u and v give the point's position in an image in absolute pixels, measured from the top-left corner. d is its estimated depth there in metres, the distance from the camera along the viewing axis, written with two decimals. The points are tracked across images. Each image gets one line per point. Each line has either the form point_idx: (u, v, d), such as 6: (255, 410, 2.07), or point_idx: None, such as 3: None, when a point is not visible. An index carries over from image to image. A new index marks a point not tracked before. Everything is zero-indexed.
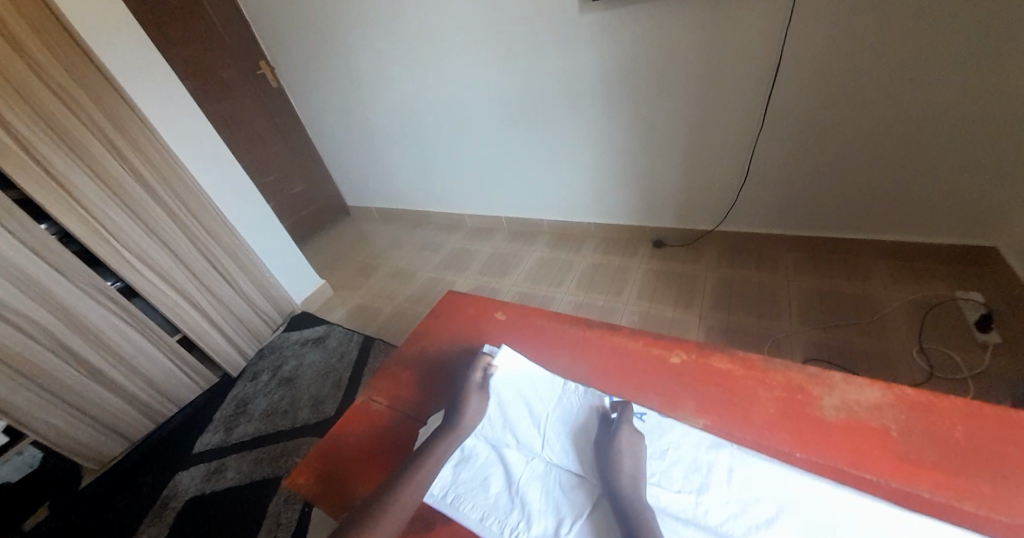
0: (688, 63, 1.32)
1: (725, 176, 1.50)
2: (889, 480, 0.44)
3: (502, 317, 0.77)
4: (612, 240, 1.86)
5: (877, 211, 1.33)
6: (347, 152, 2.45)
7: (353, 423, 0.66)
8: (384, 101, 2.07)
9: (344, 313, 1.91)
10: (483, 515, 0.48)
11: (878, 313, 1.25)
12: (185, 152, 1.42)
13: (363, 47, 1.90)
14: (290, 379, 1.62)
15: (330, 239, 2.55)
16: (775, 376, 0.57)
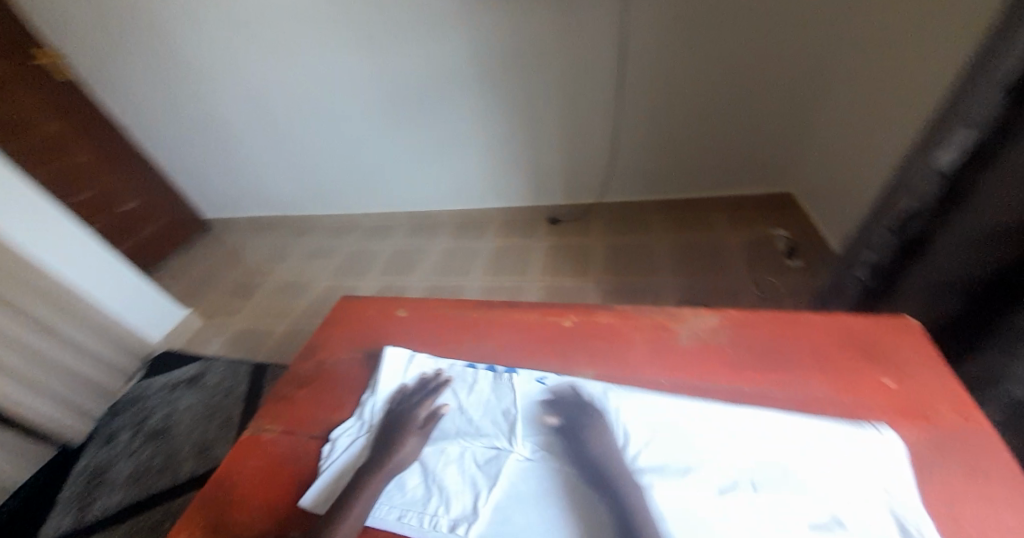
0: (550, 50, 1.43)
1: (600, 146, 1.64)
2: (746, 386, 0.49)
3: (393, 319, 0.74)
4: (512, 222, 1.90)
5: (716, 164, 1.60)
6: (195, 157, 2.10)
7: (248, 458, 0.58)
8: (234, 91, 1.81)
9: (223, 343, 1.66)
10: (400, 513, 0.45)
11: (724, 257, 1.49)
12: None
13: (196, 30, 1.65)
14: (162, 431, 1.36)
15: (190, 262, 2.17)
16: (642, 319, 0.61)
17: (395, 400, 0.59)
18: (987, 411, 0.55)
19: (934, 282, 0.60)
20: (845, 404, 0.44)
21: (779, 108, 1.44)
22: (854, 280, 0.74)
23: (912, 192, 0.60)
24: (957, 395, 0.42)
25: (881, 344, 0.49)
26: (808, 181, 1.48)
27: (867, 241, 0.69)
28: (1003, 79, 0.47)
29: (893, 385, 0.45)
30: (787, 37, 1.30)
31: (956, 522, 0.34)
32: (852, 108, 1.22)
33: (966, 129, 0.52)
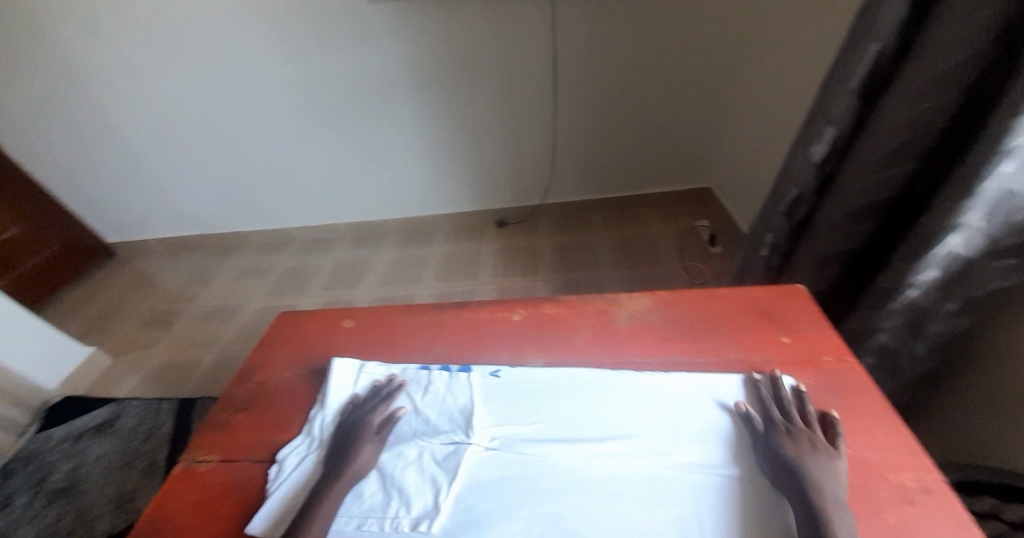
0: (483, 57, 1.48)
1: (537, 151, 1.71)
2: (678, 356, 0.55)
3: (341, 329, 0.73)
4: (458, 228, 1.90)
5: (643, 164, 1.73)
6: (94, 175, 1.88)
7: (179, 494, 0.53)
8: (140, 101, 1.65)
9: (141, 379, 1.49)
10: (359, 521, 0.44)
11: (658, 249, 1.61)
12: None
13: (89, 33, 1.49)
14: (68, 488, 1.19)
15: (94, 293, 1.92)
16: (585, 306, 0.66)
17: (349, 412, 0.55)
18: (865, 360, 0.64)
19: (819, 255, 0.69)
20: (756, 361, 0.51)
21: (694, 110, 1.59)
22: (759, 259, 0.83)
23: (797, 178, 0.69)
24: (837, 345, 0.51)
25: (783, 311, 0.57)
26: (722, 177, 1.65)
27: (766, 223, 0.78)
28: (857, 79, 0.56)
29: (788, 342, 0.53)
30: (695, 45, 1.45)
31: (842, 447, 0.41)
32: (751, 109, 1.38)
33: (833, 122, 0.61)
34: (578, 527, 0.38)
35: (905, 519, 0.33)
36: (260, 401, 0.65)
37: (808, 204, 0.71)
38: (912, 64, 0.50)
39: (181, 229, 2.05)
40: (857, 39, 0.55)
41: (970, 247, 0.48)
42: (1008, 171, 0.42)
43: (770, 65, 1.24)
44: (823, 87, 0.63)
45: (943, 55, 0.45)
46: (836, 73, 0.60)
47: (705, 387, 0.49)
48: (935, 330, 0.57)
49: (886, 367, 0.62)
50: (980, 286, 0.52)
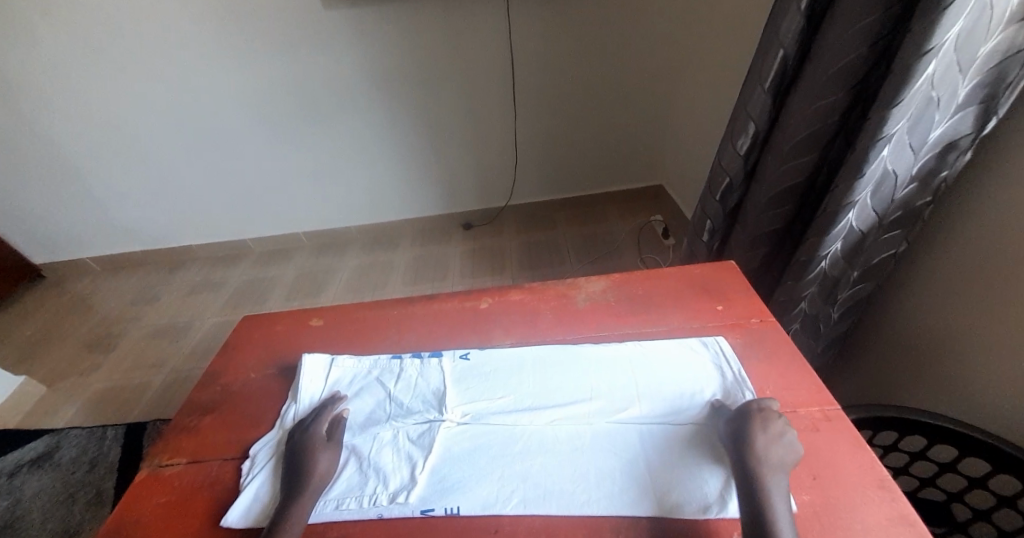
0: (441, 65, 1.51)
1: (498, 155, 1.75)
2: (632, 328, 0.61)
3: (310, 327, 0.74)
4: (424, 232, 1.91)
5: (599, 165, 1.81)
6: (19, 190, 1.74)
7: (143, 499, 0.52)
8: (74, 109, 1.56)
9: (85, 405, 1.40)
10: (338, 501, 0.46)
11: (617, 244, 1.69)
12: None
13: (11, 38, 1.39)
14: (3, 529, 1.10)
15: (23, 318, 1.78)
16: (548, 291, 0.70)
17: (302, 423, 0.54)
18: (792, 327, 0.76)
19: (750, 237, 0.78)
20: (697, 327, 0.59)
21: (642, 113, 1.69)
22: (702, 244, 0.91)
23: (728, 168, 0.78)
24: (760, 309, 0.60)
25: (720, 285, 0.65)
26: (671, 174, 1.76)
27: (705, 211, 0.87)
28: (769, 80, 0.65)
29: (722, 308, 0.61)
30: (642, 53, 1.54)
31: (763, 393, 0.48)
32: (692, 111, 1.49)
33: (754, 118, 0.70)
34: (546, 481, 0.43)
35: (810, 442, 0.42)
36: (228, 401, 0.64)
37: (738, 192, 0.80)
38: (810, 68, 0.58)
39: (125, 244, 1.93)
40: (767, 47, 0.65)
41: (864, 222, 0.58)
42: (886, 156, 0.52)
43: (706, 72, 1.34)
44: (743, 88, 0.72)
45: (832, 61, 0.54)
46: (752, 76, 0.69)
47: (645, 349, 0.56)
48: (845, 295, 0.67)
49: (809, 330, 0.74)
50: (874, 255, 0.63)
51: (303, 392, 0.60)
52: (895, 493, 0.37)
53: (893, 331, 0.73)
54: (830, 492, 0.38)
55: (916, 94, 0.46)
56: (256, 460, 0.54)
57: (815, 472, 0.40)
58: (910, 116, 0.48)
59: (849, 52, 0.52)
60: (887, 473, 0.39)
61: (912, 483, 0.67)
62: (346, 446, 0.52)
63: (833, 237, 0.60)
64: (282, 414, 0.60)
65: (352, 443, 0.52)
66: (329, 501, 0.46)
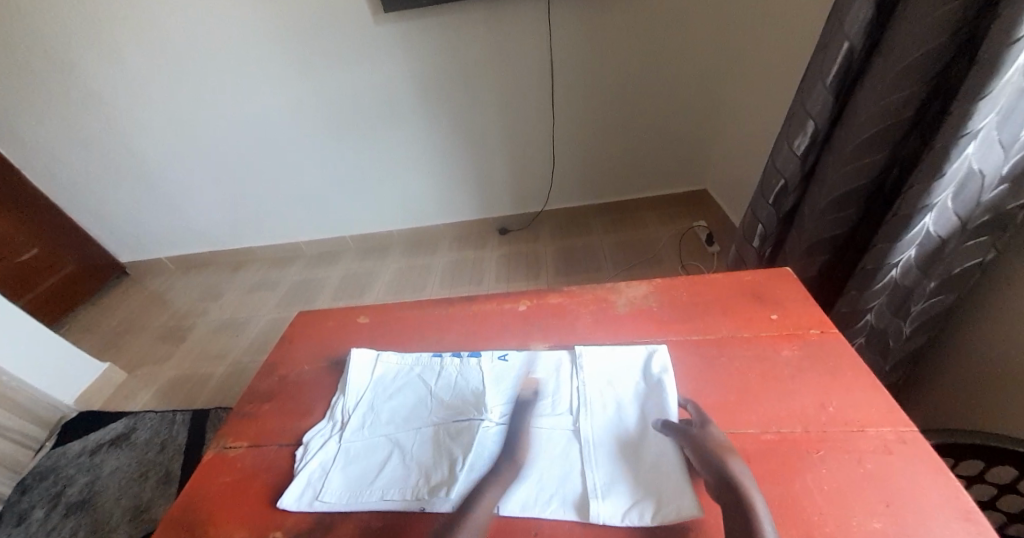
0: (482, 75, 1.54)
1: (538, 161, 1.76)
2: (675, 336, 0.59)
3: (356, 324, 0.77)
4: (462, 236, 1.95)
5: (640, 170, 1.77)
6: (109, 196, 1.95)
7: (212, 477, 0.57)
8: (155, 124, 1.73)
9: (157, 392, 1.54)
10: (383, 492, 0.48)
11: (656, 249, 1.65)
12: None
13: (107, 62, 1.57)
14: (85, 501, 1.22)
15: (109, 310, 1.99)
16: (586, 295, 0.70)
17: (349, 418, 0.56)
18: (855, 340, 0.71)
19: (807, 243, 0.73)
20: (746, 337, 0.56)
21: (687, 116, 1.63)
22: (752, 250, 0.87)
23: (783, 170, 0.74)
24: (819, 319, 0.56)
25: (775, 296, 0.61)
26: (717, 178, 1.69)
27: (757, 216, 0.82)
28: (832, 75, 0.61)
29: (776, 317, 0.58)
30: (689, 53, 1.49)
31: (824, 408, 0.45)
32: (742, 112, 1.42)
33: (813, 116, 0.66)
34: (584, 483, 0.43)
35: (878, 464, 0.39)
36: (284, 390, 0.68)
37: (795, 194, 0.76)
38: (881, 60, 0.54)
39: (194, 246, 2.12)
40: (830, 39, 0.61)
41: (943, 227, 0.53)
42: (971, 154, 0.47)
43: (758, 71, 1.28)
44: (801, 84, 0.68)
45: (905, 52, 0.50)
46: (812, 71, 0.65)
47: (560, 363, 0.58)
48: (918, 308, 0.62)
49: (876, 345, 0.69)
50: (956, 263, 0.57)
51: (350, 389, 0.62)
52: (982, 526, 0.33)
53: (975, 350, 0.66)
54: (903, 520, 0.35)
55: (1008, 86, 0.42)
56: (308, 450, 0.56)
57: (887, 497, 0.36)
58: (1000, 110, 0.44)
59: (926, 41, 0.48)
60: (972, 502, 0.35)
61: (998, 518, 0.60)
62: (390, 439, 0.54)
63: (905, 243, 0.55)
64: (331, 408, 0.62)
65: (396, 439, 0.54)
66: (377, 493, 0.48)
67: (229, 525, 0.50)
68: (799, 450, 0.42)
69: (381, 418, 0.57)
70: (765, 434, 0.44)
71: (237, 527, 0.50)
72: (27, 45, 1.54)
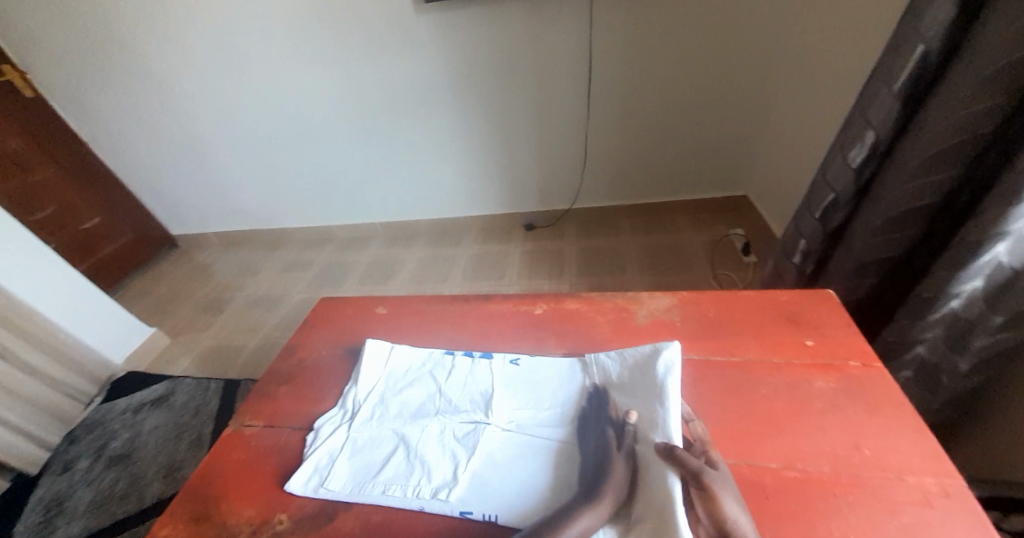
0: (520, 67, 1.52)
1: (571, 158, 1.72)
2: (697, 354, 0.56)
3: (374, 315, 0.78)
4: (489, 230, 1.95)
5: (677, 172, 1.70)
6: (161, 172, 2.07)
7: (228, 453, 0.58)
8: (204, 105, 1.80)
9: (193, 360, 1.62)
10: (385, 486, 0.47)
11: (687, 255, 1.59)
12: None
13: (163, 44, 1.65)
14: (126, 455, 1.31)
15: (156, 280, 2.12)
16: (605, 303, 0.68)
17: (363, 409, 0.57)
18: (901, 373, 0.65)
19: (856, 263, 0.69)
20: (775, 363, 0.52)
21: (731, 117, 1.55)
22: (793, 266, 0.83)
23: (835, 183, 0.69)
24: (860, 349, 0.52)
25: (812, 321, 0.57)
26: (759, 185, 1.60)
27: (802, 229, 0.78)
28: (900, 82, 0.56)
29: (812, 344, 0.54)
30: (739, 50, 1.41)
31: (858, 449, 0.41)
32: (793, 115, 1.33)
33: (875, 126, 0.61)
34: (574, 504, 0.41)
35: (917, 518, 0.35)
36: (300, 375, 0.70)
37: (846, 209, 0.71)
38: (959, 68, 0.49)
39: (235, 224, 2.21)
40: (902, 42, 0.56)
41: (1018, 258, 0.48)
42: None
43: (814, 70, 1.19)
44: (865, 90, 0.63)
45: (989, 59, 0.45)
46: (879, 77, 0.60)
47: (568, 372, 0.56)
48: (980, 346, 0.56)
49: (925, 380, 0.63)
50: None
51: (364, 378, 0.63)
52: None
53: None
54: None
55: None
56: (319, 436, 0.57)
57: None
58: None
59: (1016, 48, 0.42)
60: None
61: None
62: (396, 433, 0.54)
63: (971, 272, 0.50)
64: (344, 396, 0.63)
65: (403, 434, 0.53)
66: (380, 487, 0.48)
67: (240, 502, 0.52)
68: (825, 493, 0.38)
69: (389, 412, 0.57)
70: (788, 470, 0.41)
71: (247, 506, 0.51)
72: (94, 26, 1.64)
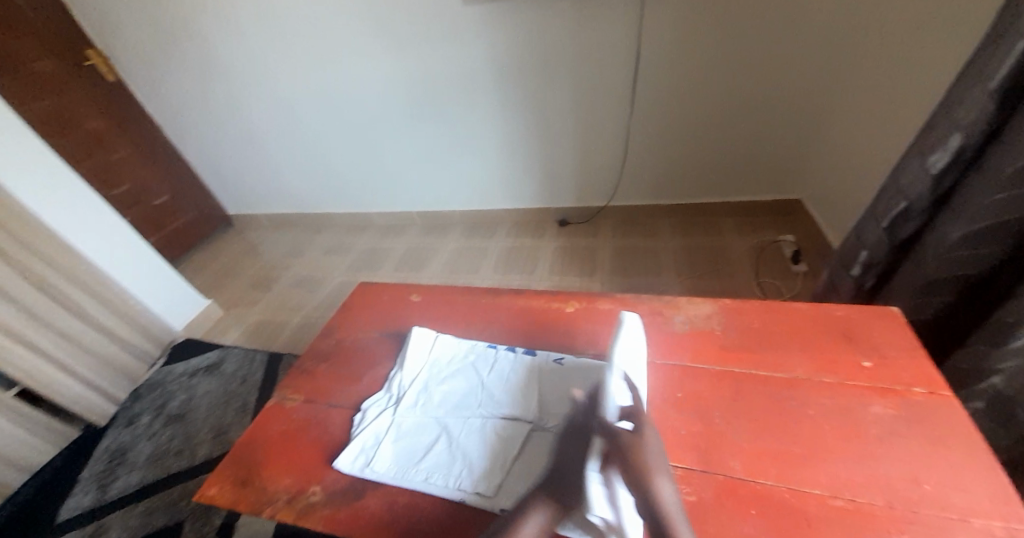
0: (564, 60, 1.48)
1: (612, 154, 1.67)
2: (741, 368, 0.55)
3: (410, 301, 0.80)
4: (522, 224, 1.95)
5: (725, 172, 1.62)
6: (221, 155, 2.20)
7: (271, 423, 0.62)
8: (261, 93, 1.90)
9: (243, 333, 1.74)
10: (428, 475, 0.49)
11: (727, 260, 1.52)
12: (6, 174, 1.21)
13: (226, 34, 1.74)
14: (182, 415, 1.42)
15: (213, 255, 2.28)
16: (641, 306, 0.67)
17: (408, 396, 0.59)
18: (972, 403, 0.61)
19: (927, 279, 0.64)
20: (827, 383, 0.50)
21: (791, 115, 1.44)
22: (851, 278, 0.79)
23: (909, 190, 0.64)
24: (927, 376, 0.48)
25: (872, 342, 0.53)
26: (815, 189, 1.49)
27: (865, 239, 0.73)
28: (996, 81, 0.50)
29: (870, 366, 0.51)
30: (808, 43, 1.29)
31: (918, 484, 0.40)
32: (863, 116, 1.22)
33: (962, 129, 0.55)
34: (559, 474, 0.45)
35: None
36: (339, 355, 0.73)
37: (919, 220, 0.65)
38: None
39: (283, 207, 2.33)
40: (1005, 35, 0.49)
41: None
42: None
43: (893, 68, 1.08)
44: (956, 89, 0.57)
45: None
46: (972, 75, 0.54)
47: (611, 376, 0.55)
48: None
49: (997, 413, 0.58)
50: None
51: (409, 363, 0.65)
52: None
53: None
54: None
55: None
56: (365, 416, 0.59)
57: None
58: None
59: None
60: None
61: None
62: (438, 422, 0.55)
63: None
64: (389, 379, 0.65)
65: (446, 424, 0.55)
66: (423, 474, 0.50)
67: (279, 471, 0.55)
68: (875, 527, 0.38)
69: (433, 400, 0.59)
70: (835, 500, 0.40)
71: (286, 474, 0.54)
72: (165, 17, 1.75)
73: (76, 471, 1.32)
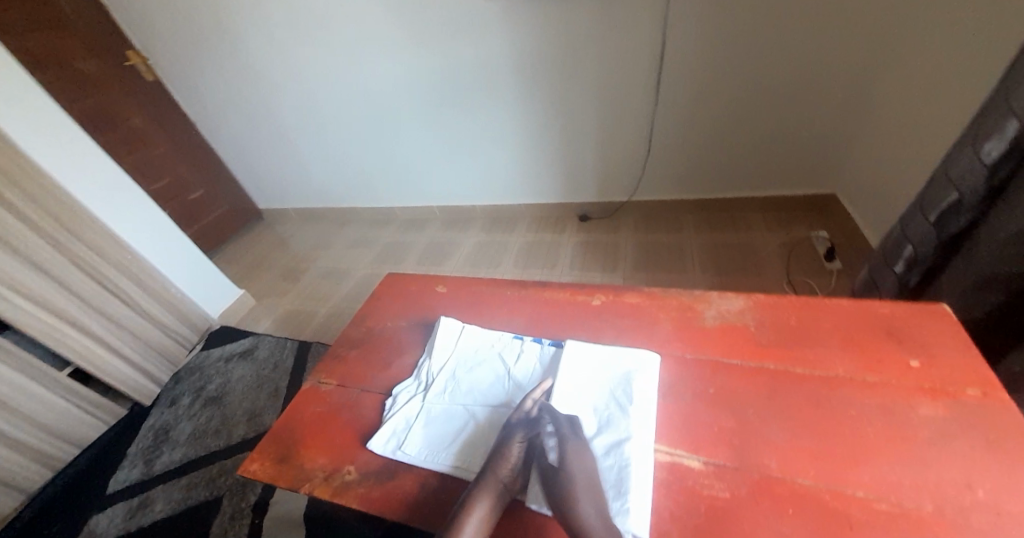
0: (588, 53, 1.45)
1: (637, 148, 1.64)
2: (775, 364, 0.54)
3: (436, 292, 0.81)
4: (542, 219, 1.95)
5: (756, 166, 1.57)
6: (254, 151, 2.29)
7: (305, 405, 0.65)
8: (291, 90, 1.95)
9: (274, 321, 1.81)
10: (462, 461, 0.50)
11: (756, 257, 1.47)
12: (59, 170, 1.29)
13: (257, 33, 1.78)
14: (219, 397, 1.50)
15: (246, 247, 2.38)
16: (670, 300, 0.67)
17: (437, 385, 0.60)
18: None
19: (981, 275, 0.61)
20: (868, 382, 0.49)
21: (830, 106, 1.38)
22: (894, 275, 0.75)
23: (961, 182, 0.61)
24: (980, 377, 0.46)
25: (919, 341, 0.51)
26: (853, 184, 1.42)
27: (910, 234, 0.70)
28: None
29: (918, 366, 0.49)
30: (849, 29, 1.23)
31: (970, 490, 0.38)
32: (909, 107, 1.15)
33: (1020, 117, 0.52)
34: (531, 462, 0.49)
35: None
36: (370, 342, 0.75)
37: (970, 214, 0.62)
38: None
39: (311, 200, 2.41)
40: None
41: None
42: None
43: (945, 56, 1.01)
44: (1015, 73, 0.54)
45: None
46: None
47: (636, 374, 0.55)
48: None
49: None
50: None
51: (437, 353, 0.66)
52: None
53: None
54: None
55: None
56: (395, 401, 0.61)
57: None
58: None
59: None
60: None
61: None
62: (467, 409, 0.56)
63: None
64: (418, 367, 0.66)
65: (477, 411, 0.56)
66: (457, 459, 0.51)
67: (314, 451, 0.57)
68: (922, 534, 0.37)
69: (461, 388, 0.60)
70: (879, 502, 0.39)
71: (320, 454, 0.57)
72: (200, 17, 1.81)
73: (124, 446, 1.41)
